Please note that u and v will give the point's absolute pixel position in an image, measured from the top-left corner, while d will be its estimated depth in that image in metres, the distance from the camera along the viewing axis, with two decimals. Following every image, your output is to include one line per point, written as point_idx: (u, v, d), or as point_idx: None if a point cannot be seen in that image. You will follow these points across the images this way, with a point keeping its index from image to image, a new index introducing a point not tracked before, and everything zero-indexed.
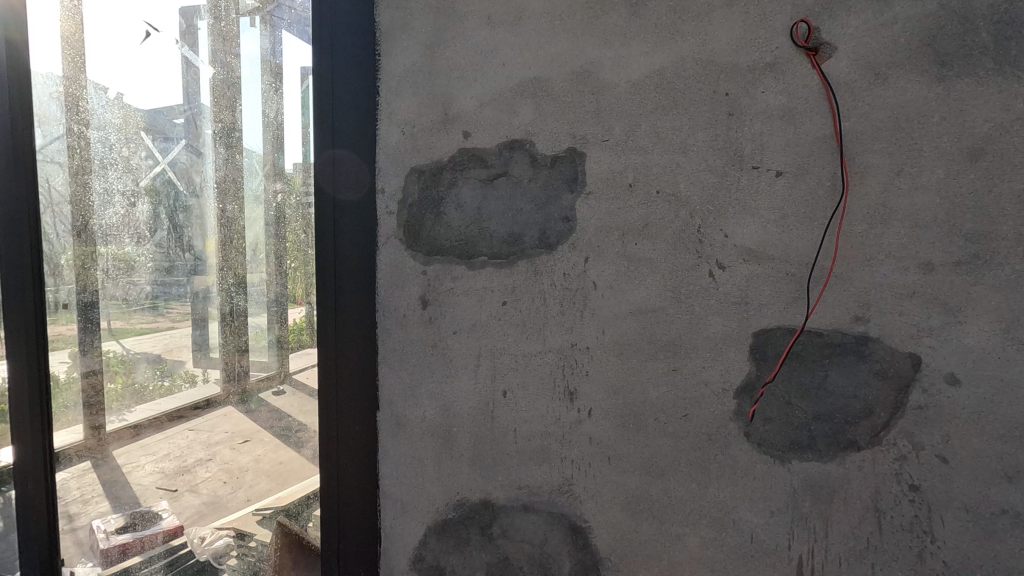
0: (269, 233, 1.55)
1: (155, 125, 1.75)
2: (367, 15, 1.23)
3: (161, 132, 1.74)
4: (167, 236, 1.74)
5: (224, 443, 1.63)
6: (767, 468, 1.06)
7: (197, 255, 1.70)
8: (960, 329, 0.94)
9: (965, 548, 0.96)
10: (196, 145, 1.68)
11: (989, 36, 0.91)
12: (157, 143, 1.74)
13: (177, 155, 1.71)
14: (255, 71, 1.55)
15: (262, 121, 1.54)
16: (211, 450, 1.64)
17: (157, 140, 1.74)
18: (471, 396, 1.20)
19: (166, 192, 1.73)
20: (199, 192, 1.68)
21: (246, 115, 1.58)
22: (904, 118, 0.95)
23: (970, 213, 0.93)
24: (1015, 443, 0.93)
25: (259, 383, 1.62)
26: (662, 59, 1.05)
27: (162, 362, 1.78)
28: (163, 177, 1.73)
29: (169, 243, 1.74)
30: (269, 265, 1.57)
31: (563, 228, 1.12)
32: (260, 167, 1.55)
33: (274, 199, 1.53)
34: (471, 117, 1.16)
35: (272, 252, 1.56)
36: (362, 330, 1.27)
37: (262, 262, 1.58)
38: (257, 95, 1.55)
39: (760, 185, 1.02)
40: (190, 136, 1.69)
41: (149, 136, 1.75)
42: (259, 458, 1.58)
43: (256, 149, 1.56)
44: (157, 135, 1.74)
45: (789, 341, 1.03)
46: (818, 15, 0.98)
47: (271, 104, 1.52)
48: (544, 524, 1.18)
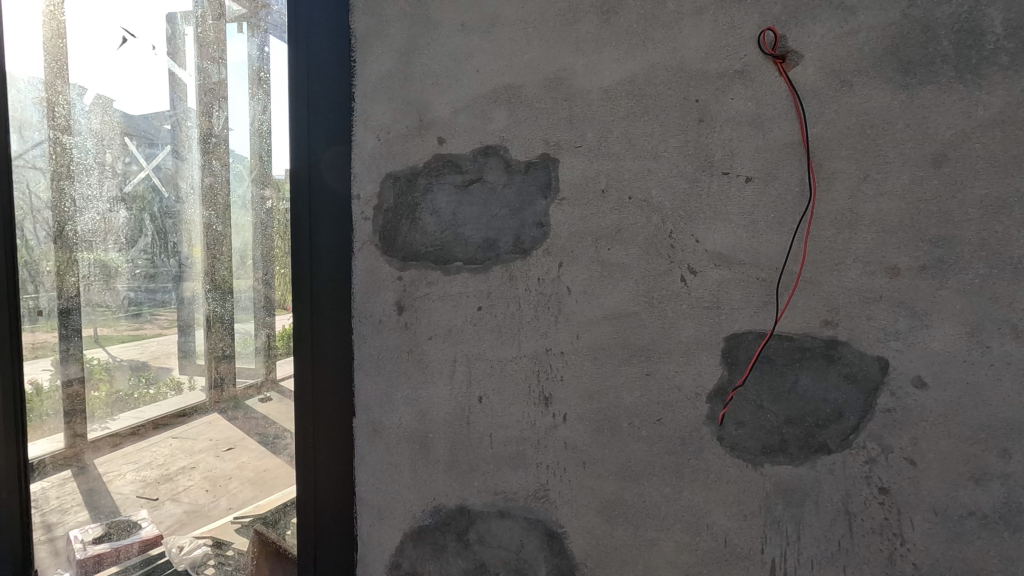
0: (256, 239, 1.55)
1: (139, 131, 1.72)
2: (343, 21, 1.23)
3: (147, 138, 1.71)
4: (152, 242, 1.71)
5: (209, 451, 1.61)
6: (740, 471, 1.06)
7: (182, 261, 1.68)
8: (926, 333, 0.96)
9: (934, 550, 0.97)
10: (182, 151, 1.66)
11: (950, 45, 0.93)
12: (142, 149, 1.71)
13: (162, 161, 1.69)
14: (239, 76, 1.55)
15: (247, 126, 1.54)
16: (194, 457, 1.62)
17: (142, 146, 1.71)
18: (447, 402, 1.20)
19: (152, 198, 1.70)
20: (184, 198, 1.66)
21: (229, 120, 1.58)
22: (869, 125, 0.97)
23: (934, 219, 0.94)
24: (981, 445, 0.94)
25: (246, 390, 1.61)
26: (634, 66, 1.06)
27: (150, 368, 1.73)
28: (148, 183, 1.70)
29: (154, 250, 1.71)
30: (257, 272, 1.56)
31: (538, 234, 1.12)
32: (249, 172, 1.55)
33: (262, 206, 1.53)
34: (446, 123, 1.16)
35: (260, 258, 1.55)
36: (339, 336, 1.27)
37: (250, 269, 1.57)
38: (241, 100, 1.55)
39: (730, 191, 1.03)
40: (176, 141, 1.67)
41: (133, 142, 1.72)
42: (241, 465, 1.57)
43: (242, 154, 1.55)
44: (142, 140, 1.71)
45: (759, 345, 1.03)
46: (784, 24, 0.99)
47: (256, 109, 1.52)
48: (520, 530, 1.17)
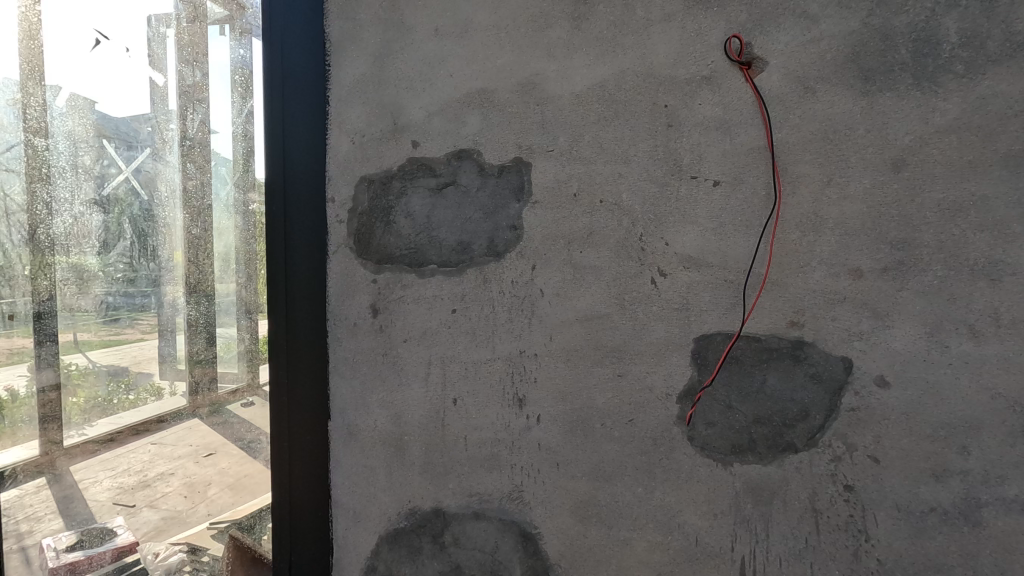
0: (241, 241, 1.55)
1: (119, 134, 1.69)
2: (317, 25, 1.23)
3: (126, 141, 1.68)
4: (131, 246, 1.68)
5: (189, 457, 1.60)
6: (710, 471, 1.07)
7: (161, 264, 1.65)
8: (887, 334, 0.98)
9: (897, 545, 0.99)
10: (162, 153, 1.63)
11: (907, 53, 0.96)
12: (120, 152, 1.68)
13: (142, 164, 1.66)
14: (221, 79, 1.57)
15: (230, 129, 1.56)
16: (173, 463, 1.60)
17: (121, 149, 1.68)
18: (422, 405, 1.20)
19: (130, 201, 1.67)
20: (164, 201, 1.64)
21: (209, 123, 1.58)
22: (832, 131, 0.99)
23: (894, 222, 0.97)
24: (941, 442, 0.97)
25: (226, 395, 1.61)
26: (604, 72, 1.08)
27: (131, 373, 1.70)
28: (126, 185, 1.67)
29: (133, 253, 1.68)
30: (240, 276, 1.56)
31: (511, 237, 1.13)
32: (232, 175, 1.56)
33: (248, 209, 1.55)
34: (420, 126, 1.17)
35: (245, 260, 1.56)
36: (316, 340, 1.26)
37: (233, 272, 1.57)
38: (222, 103, 1.56)
39: (698, 194, 1.05)
40: (155, 143, 1.64)
41: (113, 145, 1.69)
42: (223, 470, 1.56)
43: (225, 156, 1.56)
44: (121, 143, 1.68)
45: (727, 346, 1.05)
46: (749, 32, 1.02)
47: (241, 110, 1.55)
48: (495, 531, 1.18)
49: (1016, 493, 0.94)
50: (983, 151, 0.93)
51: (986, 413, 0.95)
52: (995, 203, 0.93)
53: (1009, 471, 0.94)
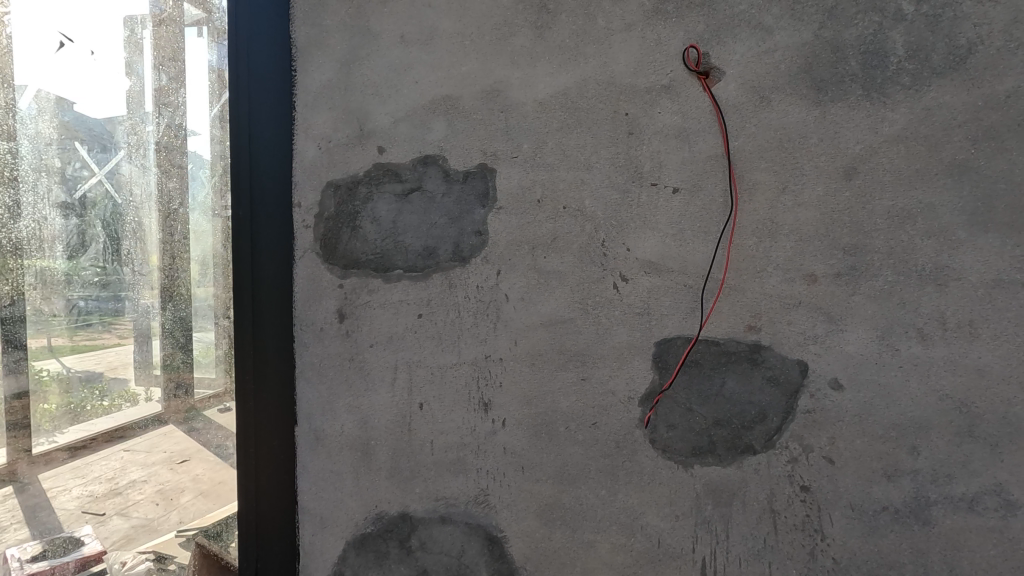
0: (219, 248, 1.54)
1: (92, 135, 1.65)
2: (284, 29, 1.23)
3: (99, 142, 1.64)
4: (105, 249, 1.63)
5: (162, 463, 1.58)
6: (671, 473, 1.09)
7: (137, 267, 1.61)
8: (841, 337, 1.01)
9: (851, 544, 1.02)
10: (137, 156, 1.60)
11: (857, 65, 1.00)
12: (94, 153, 1.64)
13: (116, 167, 1.62)
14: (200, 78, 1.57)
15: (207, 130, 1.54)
16: (147, 470, 1.57)
17: (94, 150, 1.64)
18: (389, 409, 1.20)
19: (103, 204, 1.63)
20: (139, 204, 1.61)
21: (176, 126, 1.58)
22: (787, 139, 1.02)
23: (846, 229, 1.00)
24: (891, 442, 1.00)
25: (204, 401, 1.58)
26: (567, 80, 1.10)
27: (105, 378, 1.64)
28: (100, 188, 1.63)
29: (105, 257, 1.63)
30: (219, 284, 1.55)
31: (476, 243, 1.14)
32: (210, 179, 1.54)
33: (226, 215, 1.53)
34: (386, 133, 1.18)
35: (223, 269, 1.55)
36: (283, 345, 1.26)
37: (211, 280, 1.55)
38: (200, 103, 1.55)
39: (659, 201, 1.07)
40: (131, 146, 1.62)
41: (85, 147, 1.65)
42: (197, 478, 1.55)
43: (202, 157, 1.55)
44: (95, 144, 1.64)
45: (687, 350, 1.07)
46: (707, 43, 1.04)
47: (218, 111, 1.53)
48: (461, 535, 1.18)
49: (963, 491, 0.97)
50: (929, 160, 0.97)
51: (934, 413, 0.98)
52: (940, 210, 0.97)
53: (956, 470, 0.97)
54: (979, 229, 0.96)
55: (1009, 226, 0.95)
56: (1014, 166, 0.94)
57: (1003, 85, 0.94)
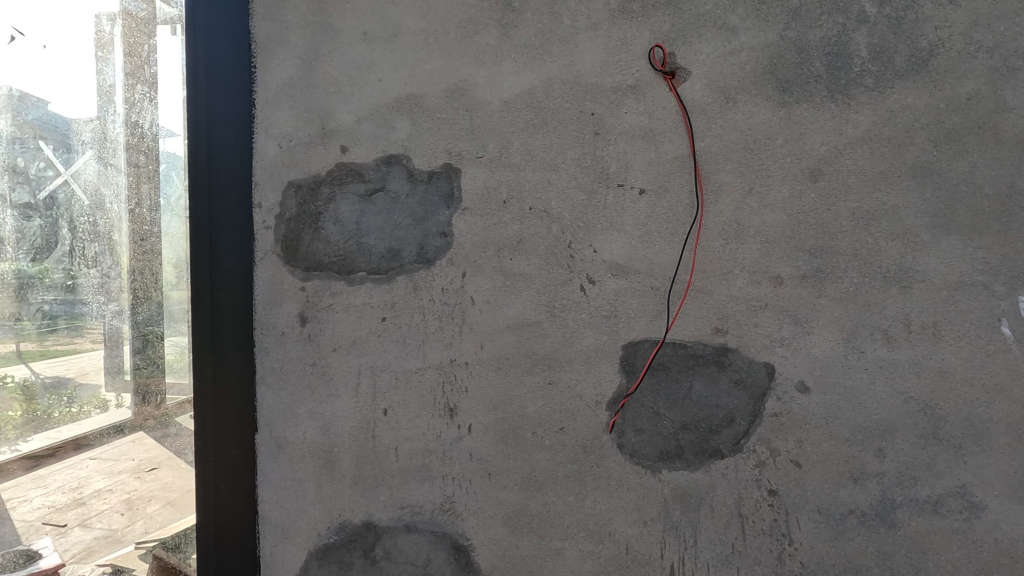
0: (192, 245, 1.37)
1: (56, 133, 1.51)
2: (243, 25, 1.19)
3: (64, 142, 1.50)
4: (71, 251, 1.48)
5: (131, 472, 1.44)
6: (639, 478, 1.07)
7: (106, 271, 1.46)
8: (808, 339, 1.00)
9: (819, 548, 1.01)
10: (107, 157, 1.46)
11: (822, 66, 0.99)
12: (58, 153, 1.50)
13: (82, 168, 1.48)
14: (174, 73, 1.41)
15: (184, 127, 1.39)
16: (113, 479, 1.44)
17: (58, 150, 1.50)
18: (352, 415, 1.17)
19: (71, 207, 1.49)
20: (109, 206, 1.47)
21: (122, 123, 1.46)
22: (752, 140, 1.01)
23: (812, 230, 0.99)
24: (857, 445, 0.99)
25: (178, 408, 1.43)
26: (532, 79, 1.08)
27: (74, 383, 1.48)
28: (64, 190, 1.48)
29: (72, 259, 1.49)
30: None
31: (440, 244, 1.12)
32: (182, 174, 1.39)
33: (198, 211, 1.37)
34: (349, 131, 1.15)
35: None
36: (244, 349, 1.22)
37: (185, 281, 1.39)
38: (174, 99, 1.41)
39: (625, 202, 1.05)
40: (97, 146, 1.47)
41: (49, 146, 1.51)
42: (166, 487, 1.42)
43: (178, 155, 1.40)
44: (59, 144, 1.50)
45: (654, 352, 1.05)
46: (673, 42, 1.03)
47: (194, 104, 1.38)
48: (427, 544, 1.15)
49: (928, 493, 0.97)
50: (892, 162, 0.97)
51: (899, 416, 0.98)
52: (904, 212, 0.97)
53: (922, 472, 0.97)
54: (941, 231, 0.96)
55: (970, 228, 0.95)
56: (975, 168, 0.95)
57: (964, 88, 0.95)
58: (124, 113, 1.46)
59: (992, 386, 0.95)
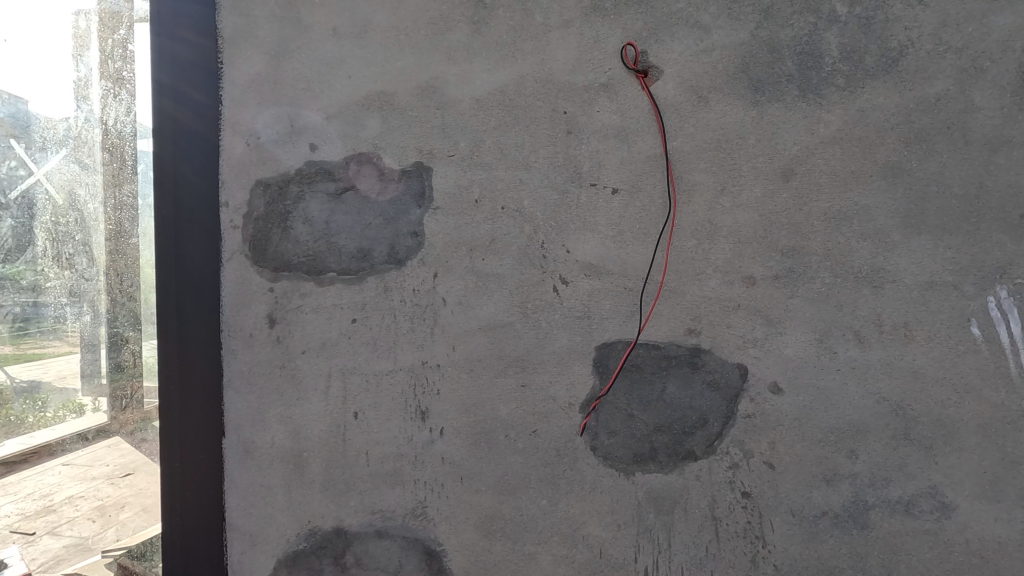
0: None
1: (27, 133, 1.42)
2: (210, 20, 1.16)
3: (35, 142, 1.42)
4: (45, 252, 1.40)
5: (104, 478, 1.37)
6: (613, 481, 1.06)
7: (81, 272, 1.38)
8: (781, 340, 1.00)
9: (793, 550, 1.00)
10: (80, 156, 1.38)
11: (793, 65, 0.99)
12: (31, 152, 1.42)
13: (56, 168, 1.40)
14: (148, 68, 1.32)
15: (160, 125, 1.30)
16: (87, 485, 1.37)
17: (31, 150, 1.42)
18: (322, 419, 1.14)
19: (43, 208, 1.41)
20: (84, 206, 1.38)
21: (84, 118, 1.39)
22: (725, 139, 1.00)
23: (784, 230, 0.99)
24: (830, 446, 0.99)
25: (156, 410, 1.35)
26: (504, 77, 1.07)
27: (49, 387, 1.41)
28: (39, 191, 1.41)
29: (47, 261, 1.40)
30: None
31: (412, 244, 1.10)
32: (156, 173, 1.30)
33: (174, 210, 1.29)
34: (317, 129, 1.13)
35: None
36: (211, 352, 1.18)
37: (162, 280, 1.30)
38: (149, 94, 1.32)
39: (598, 202, 1.04)
40: (72, 145, 1.39)
41: (20, 145, 1.42)
42: (140, 493, 1.34)
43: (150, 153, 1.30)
44: (31, 144, 1.42)
45: (627, 353, 1.04)
46: (645, 41, 1.03)
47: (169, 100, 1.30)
48: (399, 550, 1.12)
49: (900, 494, 0.97)
50: (864, 162, 0.97)
51: (871, 416, 0.97)
52: (875, 212, 0.96)
53: (893, 473, 0.97)
54: (912, 231, 0.96)
55: (940, 228, 0.95)
56: (944, 168, 0.95)
57: (933, 88, 0.95)
58: (100, 106, 1.38)
59: (962, 386, 0.95)
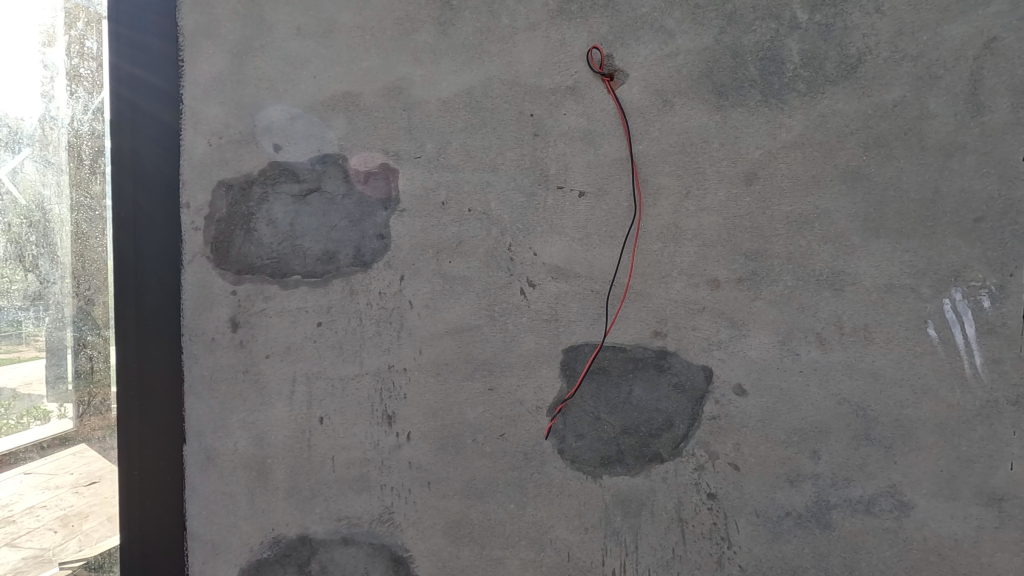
0: None
1: None
2: (171, 18, 1.14)
3: None
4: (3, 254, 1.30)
5: (69, 486, 1.30)
6: (580, 484, 1.06)
7: (45, 275, 1.31)
8: (745, 342, 1.01)
9: (757, 551, 1.01)
10: (46, 154, 1.31)
11: (756, 70, 1.00)
12: None
13: (20, 164, 1.31)
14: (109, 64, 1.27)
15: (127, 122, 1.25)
16: (47, 494, 1.30)
17: None
18: (286, 425, 1.12)
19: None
20: (49, 206, 1.30)
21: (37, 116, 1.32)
22: (689, 143, 1.01)
23: (748, 233, 1.00)
24: (793, 447, 1.00)
25: None
26: (470, 78, 1.06)
27: (13, 394, 1.31)
28: None
29: (5, 263, 1.30)
30: None
31: (378, 246, 1.09)
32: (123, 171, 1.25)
33: None
34: (281, 129, 1.11)
35: None
36: (171, 357, 1.15)
37: None
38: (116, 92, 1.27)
39: (565, 204, 1.04)
40: (36, 142, 1.31)
41: None
42: (108, 502, 1.29)
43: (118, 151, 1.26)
44: None
45: (593, 356, 1.04)
46: (610, 44, 1.03)
47: None
48: (365, 557, 1.11)
49: (861, 494, 0.98)
50: (824, 166, 0.98)
51: (833, 417, 0.99)
52: (836, 216, 0.98)
53: (854, 473, 0.98)
54: (871, 235, 0.97)
55: (898, 232, 0.97)
56: (902, 173, 0.97)
57: (890, 94, 0.97)
58: (66, 104, 1.31)
59: (919, 386, 0.96)
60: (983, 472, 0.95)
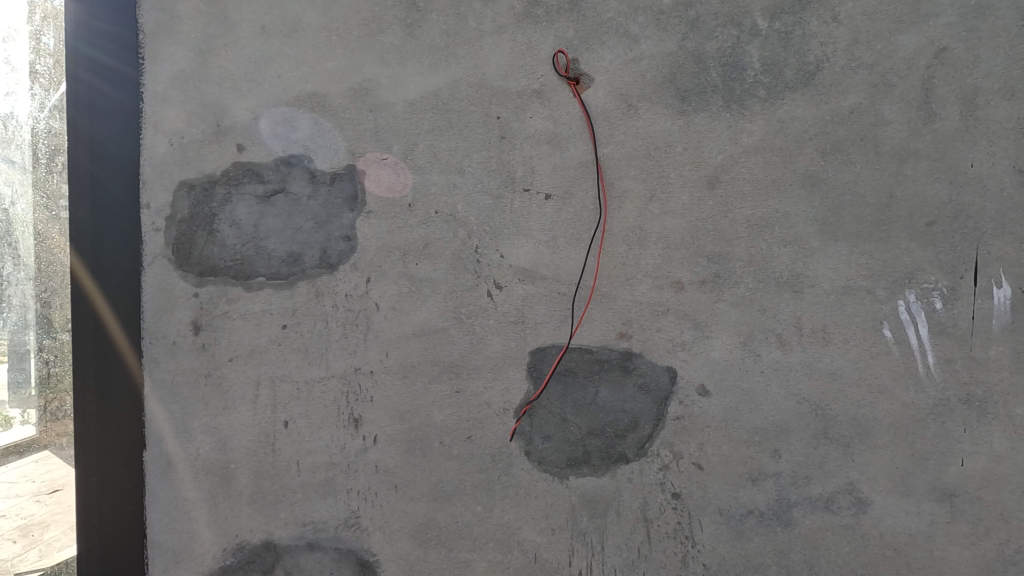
0: None
1: None
2: (131, 15, 1.12)
3: None
4: None
5: (29, 495, 1.25)
6: (547, 485, 1.06)
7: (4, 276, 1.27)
8: (708, 343, 1.02)
9: (721, 549, 1.02)
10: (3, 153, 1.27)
11: (718, 76, 1.02)
12: None
13: None
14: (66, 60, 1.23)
15: None
16: (5, 503, 1.25)
17: None
18: (250, 429, 1.10)
19: None
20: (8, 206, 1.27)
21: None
22: (653, 147, 1.03)
23: (710, 236, 1.01)
24: (755, 446, 1.02)
25: None
26: (437, 80, 1.06)
27: None
28: None
29: None
30: None
31: (344, 248, 1.08)
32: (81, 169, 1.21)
33: None
34: (245, 129, 1.09)
35: None
36: (129, 360, 1.13)
37: None
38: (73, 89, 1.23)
39: (532, 207, 1.05)
40: None
41: None
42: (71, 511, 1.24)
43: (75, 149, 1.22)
44: None
45: (559, 358, 1.05)
46: (576, 48, 1.04)
47: None
48: (331, 562, 1.09)
49: (820, 492, 1.00)
50: (784, 171, 1.00)
51: (793, 416, 1.01)
52: (795, 220, 1.00)
53: (814, 471, 1.00)
54: (829, 238, 1.00)
55: (855, 235, 0.99)
56: (858, 177, 0.99)
57: (847, 101, 0.99)
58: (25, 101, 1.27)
59: (875, 386, 0.99)
60: (936, 469, 0.98)
